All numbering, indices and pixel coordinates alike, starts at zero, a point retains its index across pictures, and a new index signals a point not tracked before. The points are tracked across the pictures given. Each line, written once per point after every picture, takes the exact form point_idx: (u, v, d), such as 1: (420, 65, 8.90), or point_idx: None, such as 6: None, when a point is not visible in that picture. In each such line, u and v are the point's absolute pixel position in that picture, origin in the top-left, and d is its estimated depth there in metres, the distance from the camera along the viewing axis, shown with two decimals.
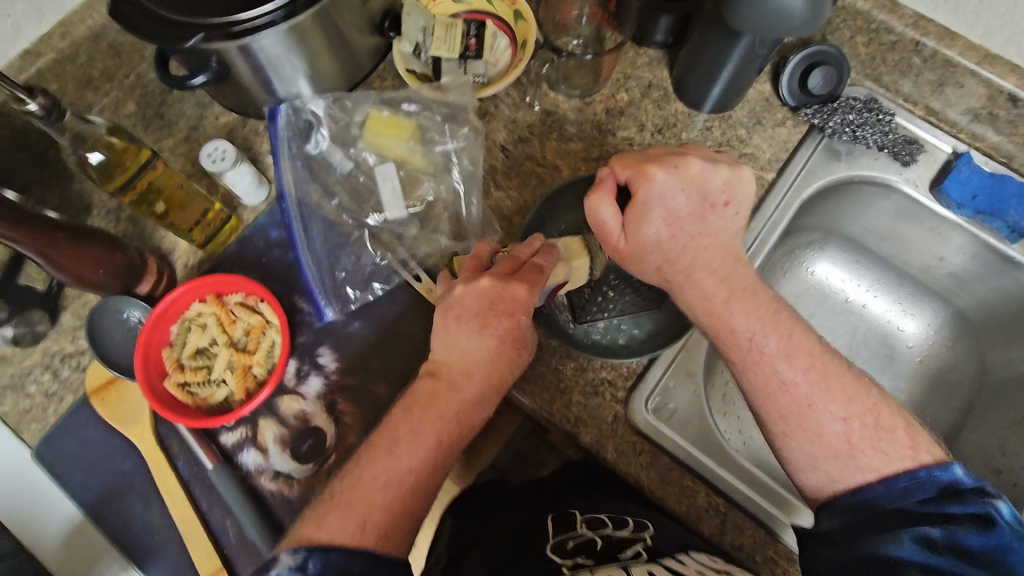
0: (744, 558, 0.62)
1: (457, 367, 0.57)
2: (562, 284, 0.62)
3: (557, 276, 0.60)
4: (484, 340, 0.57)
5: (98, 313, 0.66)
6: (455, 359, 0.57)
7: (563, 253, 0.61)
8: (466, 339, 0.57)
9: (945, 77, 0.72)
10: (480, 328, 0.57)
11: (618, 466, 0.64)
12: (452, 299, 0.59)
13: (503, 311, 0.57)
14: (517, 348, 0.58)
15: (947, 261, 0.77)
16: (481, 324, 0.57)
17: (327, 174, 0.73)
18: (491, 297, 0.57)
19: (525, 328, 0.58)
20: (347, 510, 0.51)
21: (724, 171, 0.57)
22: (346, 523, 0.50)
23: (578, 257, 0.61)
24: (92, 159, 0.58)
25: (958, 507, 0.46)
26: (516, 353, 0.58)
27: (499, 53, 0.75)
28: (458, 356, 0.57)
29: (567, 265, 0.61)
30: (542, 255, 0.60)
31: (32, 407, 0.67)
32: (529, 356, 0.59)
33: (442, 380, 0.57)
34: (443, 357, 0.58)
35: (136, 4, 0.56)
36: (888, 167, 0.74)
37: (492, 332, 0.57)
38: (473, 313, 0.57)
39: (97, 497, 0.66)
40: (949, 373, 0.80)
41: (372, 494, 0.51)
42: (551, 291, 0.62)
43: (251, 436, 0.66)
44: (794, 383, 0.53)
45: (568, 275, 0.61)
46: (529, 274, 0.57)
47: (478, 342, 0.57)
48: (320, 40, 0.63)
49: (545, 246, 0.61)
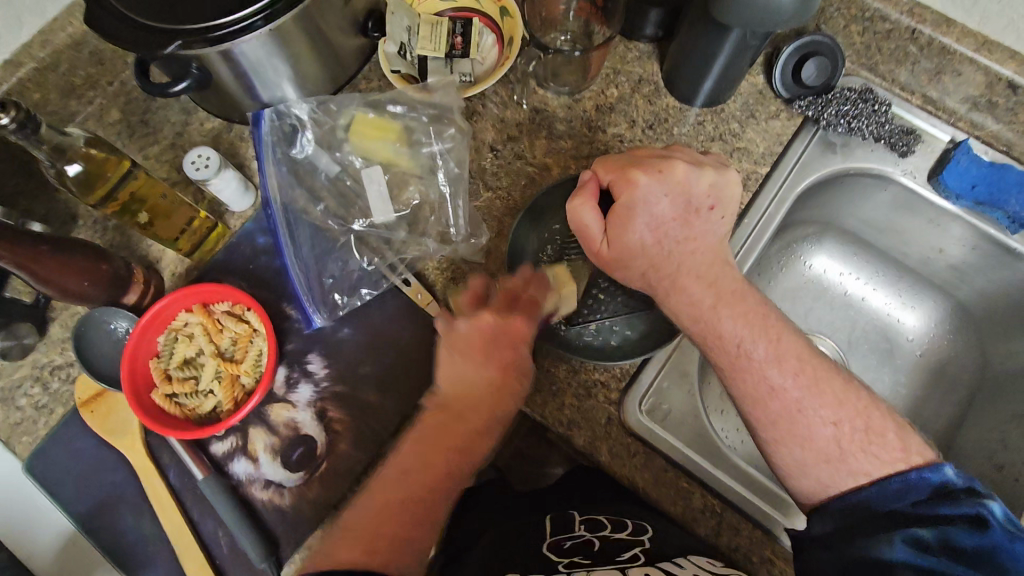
0: (742, 559, 0.61)
1: (462, 399, 0.57)
2: (554, 312, 0.62)
3: (550, 304, 0.61)
4: (488, 372, 0.56)
5: (83, 327, 0.65)
6: (459, 392, 0.57)
7: (552, 284, 0.62)
8: (470, 371, 0.57)
9: (942, 64, 0.71)
10: (484, 360, 0.56)
11: (612, 468, 0.63)
12: (453, 334, 0.57)
13: (504, 344, 0.57)
14: (519, 377, 0.57)
15: (947, 252, 0.76)
16: (484, 355, 0.56)
17: (312, 179, 0.72)
18: (493, 331, 0.56)
19: (527, 358, 0.58)
20: (355, 539, 0.50)
21: (710, 175, 0.56)
22: (357, 545, 0.49)
23: (567, 286, 0.63)
24: (71, 171, 0.57)
25: (951, 508, 0.45)
26: (519, 382, 0.57)
27: (486, 51, 0.74)
28: (461, 389, 0.57)
29: (557, 295, 0.62)
30: (534, 287, 0.61)
31: (22, 420, 0.67)
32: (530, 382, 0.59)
33: (449, 412, 0.56)
34: (447, 389, 0.57)
35: (111, 9, 0.55)
36: (885, 159, 0.72)
37: (495, 363, 0.56)
38: (476, 346, 0.57)
39: (89, 508, 0.66)
40: (949, 367, 0.79)
41: (382, 521, 0.51)
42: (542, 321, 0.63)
43: (242, 445, 0.65)
44: (784, 389, 0.52)
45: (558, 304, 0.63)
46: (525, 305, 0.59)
47: (482, 374, 0.56)
48: (302, 43, 0.62)
49: (536, 277, 0.62)
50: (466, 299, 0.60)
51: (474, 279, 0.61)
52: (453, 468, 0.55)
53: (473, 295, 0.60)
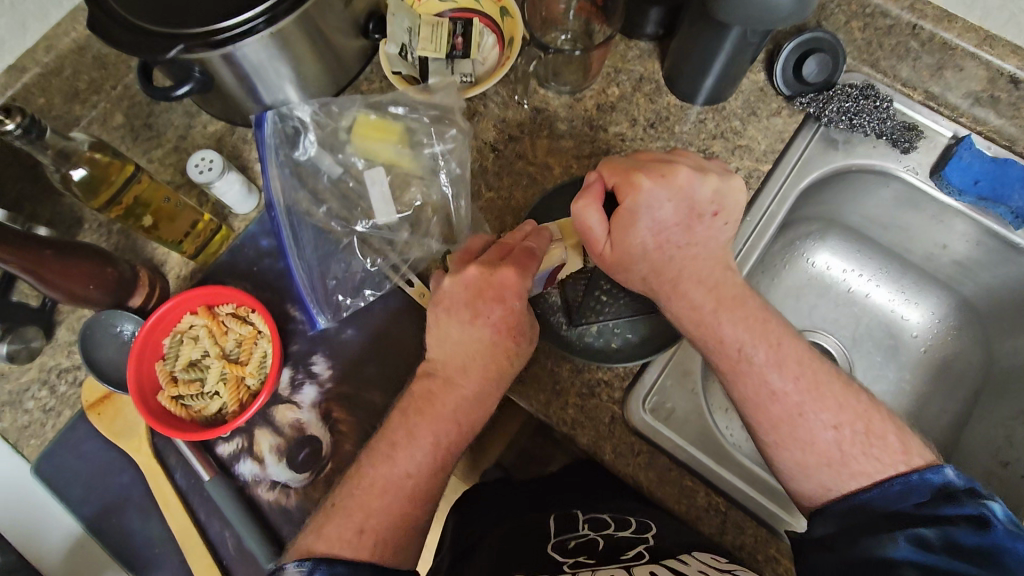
0: (746, 557, 0.61)
1: (451, 363, 0.58)
2: (559, 266, 0.61)
3: (553, 258, 0.60)
4: (477, 331, 0.57)
5: (90, 327, 0.66)
6: (449, 355, 0.58)
7: (555, 235, 0.61)
8: (458, 331, 0.58)
9: (944, 60, 0.70)
10: (471, 319, 0.57)
11: (616, 467, 0.63)
12: (442, 293, 0.59)
13: (489, 299, 0.57)
14: (513, 337, 0.58)
15: (950, 248, 0.75)
16: (472, 314, 0.57)
17: (315, 180, 0.72)
18: (477, 285, 0.57)
19: (518, 316, 0.58)
20: (345, 518, 0.52)
21: (713, 180, 0.56)
22: (345, 531, 0.51)
23: (572, 239, 0.61)
24: (76, 176, 0.58)
25: (953, 509, 0.44)
26: (515, 342, 0.58)
27: (487, 51, 0.74)
28: (453, 351, 0.58)
29: (562, 246, 0.60)
30: (533, 238, 0.59)
31: (31, 422, 0.67)
32: (530, 344, 0.59)
33: (439, 378, 0.58)
34: (438, 353, 0.59)
35: (111, 15, 0.55)
36: (888, 155, 0.72)
37: (484, 321, 0.57)
38: (463, 304, 0.58)
39: (97, 510, 0.66)
40: (954, 363, 0.79)
41: (370, 501, 0.53)
42: (548, 276, 0.62)
43: (247, 446, 0.66)
44: (784, 393, 0.52)
45: (564, 257, 0.61)
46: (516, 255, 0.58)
47: (471, 333, 0.57)
48: (303, 44, 0.62)
49: (535, 228, 0.60)
50: (458, 258, 0.61)
51: (471, 240, 0.62)
52: (448, 442, 0.56)
53: (466, 255, 0.61)
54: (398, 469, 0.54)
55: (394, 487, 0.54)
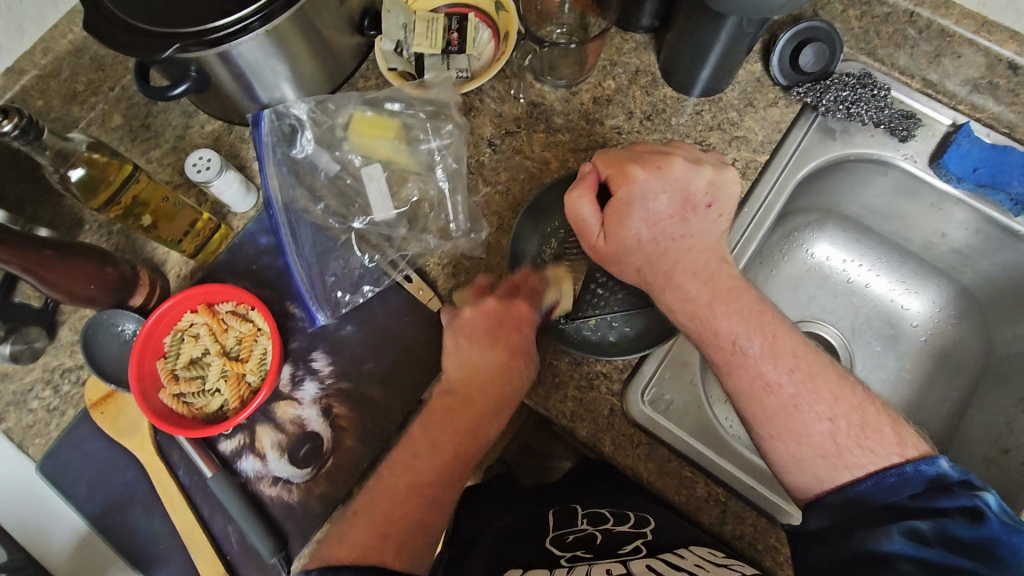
0: (746, 547, 0.61)
1: (471, 383, 0.58)
2: (555, 305, 0.64)
3: (551, 296, 0.63)
4: (495, 355, 0.58)
5: (93, 327, 0.66)
6: (467, 378, 0.59)
7: (551, 279, 0.64)
8: (478, 355, 0.59)
9: (942, 47, 0.70)
10: (489, 345, 0.58)
11: (616, 459, 0.64)
12: (459, 321, 0.60)
13: (510, 327, 0.59)
14: (528, 363, 0.59)
15: (950, 237, 0.75)
16: (492, 340, 0.59)
17: (313, 177, 0.72)
18: (496, 315, 0.59)
19: (532, 343, 0.59)
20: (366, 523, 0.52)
21: (708, 172, 0.56)
22: (369, 535, 0.51)
23: (565, 282, 0.65)
24: (74, 176, 0.58)
25: (947, 501, 0.45)
26: (528, 367, 0.59)
27: (482, 46, 0.74)
28: (470, 375, 0.59)
29: (557, 288, 0.64)
30: (534, 279, 0.63)
31: (35, 422, 0.68)
32: (537, 372, 0.60)
33: (459, 397, 0.58)
34: (455, 377, 0.59)
35: (106, 15, 0.55)
36: (885, 144, 0.71)
37: (503, 347, 0.58)
38: (483, 332, 0.59)
39: (101, 507, 0.67)
40: (954, 352, 0.78)
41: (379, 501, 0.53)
42: (546, 314, 0.63)
43: (249, 443, 0.66)
44: (779, 385, 0.52)
45: (559, 297, 0.64)
46: (524, 293, 0.61)
47: (490, 356, 0.58)
48: (299, 42, 0.62)
49: (534, 274, 0.64)
50: (469, 292, 0.63)
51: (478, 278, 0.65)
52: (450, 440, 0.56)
53: (479, 289, 0.63)
54: (408, 468, 0.55)
55: (394, 484, 0.54)
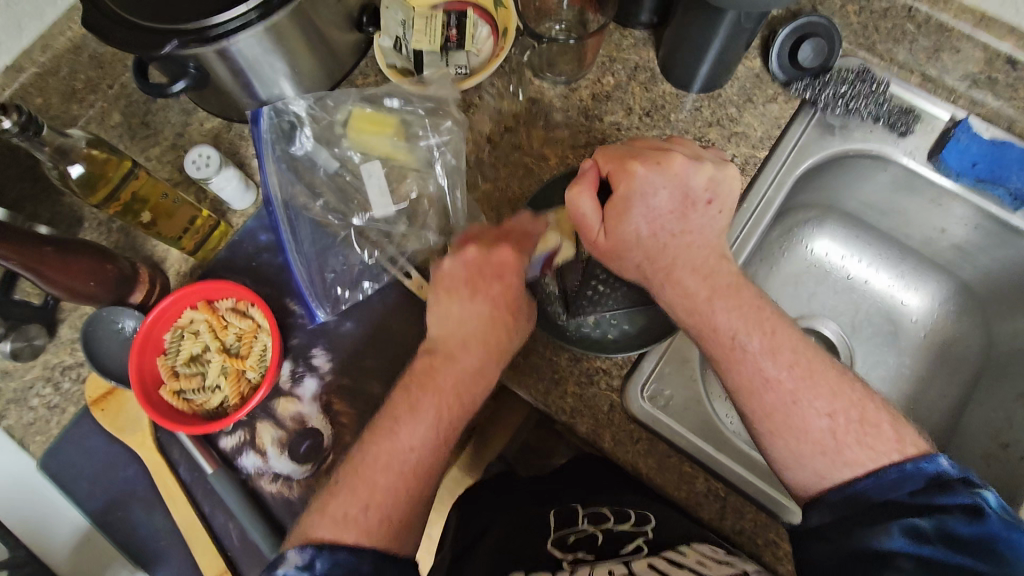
0: (746, 542, 0.62)
1: (453, 340, 0.58)
2: (555, 251, 0.64)
3: (548, 243, 0.63)
4: (477, 307, 0.58)
5: (93, 324, 0.66)
6: (450, 332, 0.58)
7: (552, 222, 0.64)
8: (460, 308, 0.58)
9: (941, 42, 0.71)
10: (471, 295, 0.58)
11: (616, 454, 0.64)
12: (441, 274, 0.60)
13: (490, 276, 0.59)
14: (512, 313, 0.59)
15: (949, 232, 0.75)
16: (472, 291, 0.58)
17: (312, 174, 0.72)
18: (477, 267, 0.59)
19: (517, 290, 0.59)
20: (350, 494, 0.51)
21: (708, 168, 0.56)
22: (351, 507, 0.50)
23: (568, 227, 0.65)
24: (74, 172, 0.58)
25: (947, 498, 0.45)
26: (514, 316, 0.59)
27: (482, 42, 0.72)
28: (454, 328, 0.58)
29: (557, 232, 0.64)
30: (528, 224, 0.63)
31: (35, 420, 0.68)
32: (528, 321, 0.60)
33: (440, 355, 0.58)
34: (438, 331, 0.59)
35: (103, 9, 0.55)
36: (885, 139, 0.71)
37: (484, 297, 0.58)
38: (462, 283, 0.59)
39: (102, 504, 0.67)
40: (955, 346, 0.78)
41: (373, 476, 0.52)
42: (544, 260, 0.63)
43: (249, 440, 0.67)
44: (778, 380, 0.52)
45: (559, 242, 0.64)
46: (515, 239, 0.61)
47: (471, 309, 0.58)
48: (298, 39, 0.62)
49: (529, 219, 0.63)
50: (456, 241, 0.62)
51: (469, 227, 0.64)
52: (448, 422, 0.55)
53: (466, 235, 0.62)
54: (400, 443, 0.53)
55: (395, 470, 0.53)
